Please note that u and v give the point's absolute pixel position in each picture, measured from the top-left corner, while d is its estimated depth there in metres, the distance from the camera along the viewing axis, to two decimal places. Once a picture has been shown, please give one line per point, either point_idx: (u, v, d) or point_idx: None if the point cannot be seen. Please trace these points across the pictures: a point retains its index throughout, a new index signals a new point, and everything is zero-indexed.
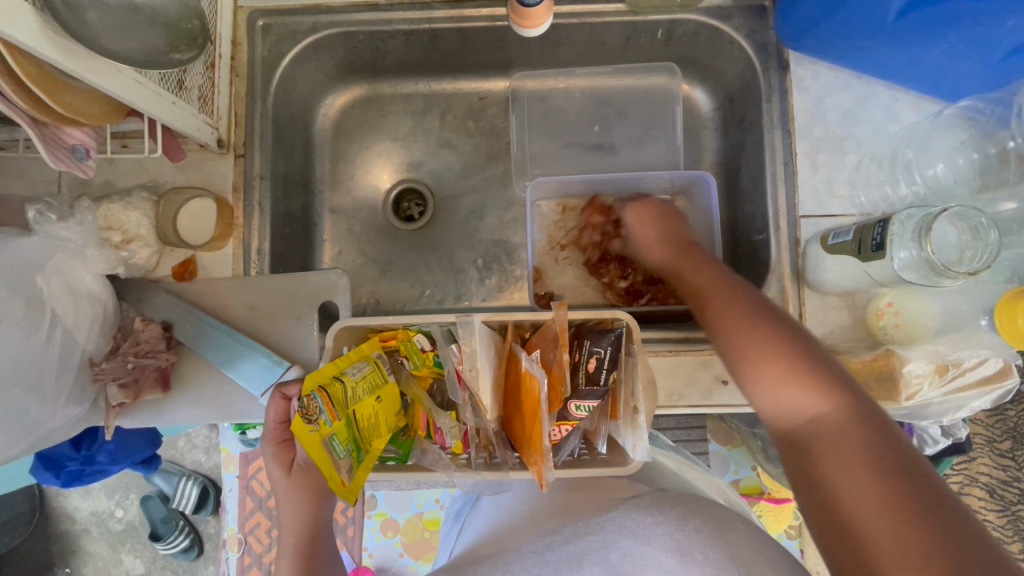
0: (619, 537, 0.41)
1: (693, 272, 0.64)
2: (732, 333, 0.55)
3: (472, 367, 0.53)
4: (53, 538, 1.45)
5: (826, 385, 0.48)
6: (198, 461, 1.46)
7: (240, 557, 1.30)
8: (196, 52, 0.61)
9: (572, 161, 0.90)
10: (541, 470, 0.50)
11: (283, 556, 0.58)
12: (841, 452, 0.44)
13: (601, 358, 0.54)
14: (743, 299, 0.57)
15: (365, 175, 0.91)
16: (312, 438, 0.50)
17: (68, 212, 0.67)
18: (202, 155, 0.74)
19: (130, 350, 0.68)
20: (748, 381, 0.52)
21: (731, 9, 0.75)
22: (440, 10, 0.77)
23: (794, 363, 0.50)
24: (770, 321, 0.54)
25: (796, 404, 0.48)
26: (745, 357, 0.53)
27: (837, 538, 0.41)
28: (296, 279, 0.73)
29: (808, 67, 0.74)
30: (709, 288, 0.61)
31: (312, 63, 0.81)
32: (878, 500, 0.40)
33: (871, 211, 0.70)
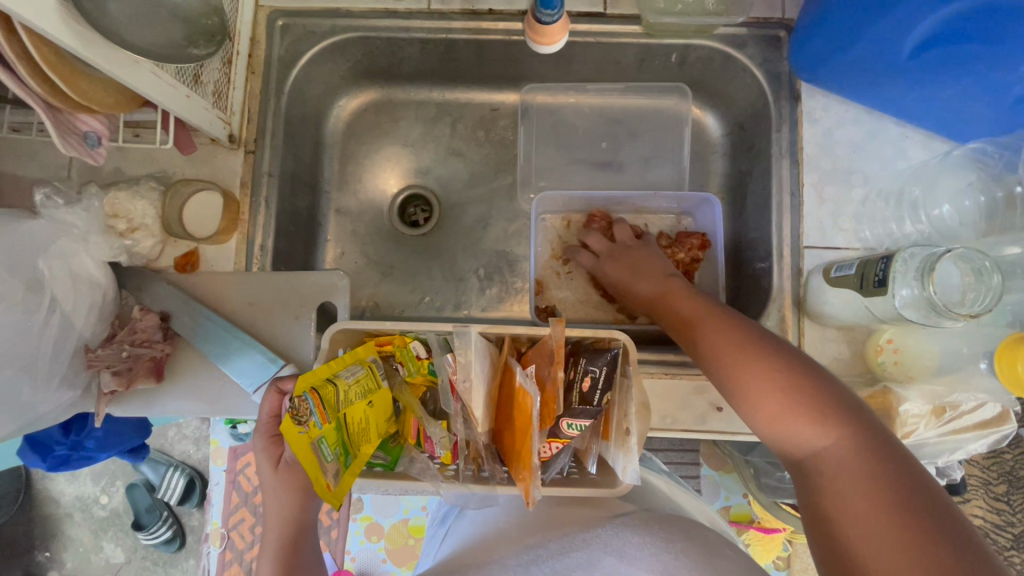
0: (605, 556, 0.41)
1: (688, 306, 0.64)
2: (721, 355, 0.56)
3: (466, 378, 0.52)
4: (35, 521, 1.44)
5: (831, 411, 0.48)
6: (186, 452, 1.46)
7: (222, 552, 1.29)
8: (215, 48, 0.61)
9: (579, 176, 0.90)
10: (528, 487, 0.49)
11: (265, 555, 0.58)
12: (847, 482, 0.44)
13: (595, 378, 0.52)
14: (745, 334, 0.56)
15: (374, 179, 0.92)
16: (299, 441, 0.50)
17: (76, 197, 0.67)
18: (213, 149, 0.74)
19: (126, 339, 0.68)
20: (754, 414, 0.52)
21: (746, 36, 0.76)
22: (458, 21, 0.77)
23: (779, 381, 0.51)
24: (778, 353, 0.53)
25: (788, 424, 0.49)
26: (746, 389, 0.52)
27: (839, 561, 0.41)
28: (298, 276, 0.73)
29: (819, 99, 0.74)
30: (716, 329, 0.58)
31: (328, 65, 0.82)
32: (880, 521, 0.40)
33: (874, 246, 0.71)
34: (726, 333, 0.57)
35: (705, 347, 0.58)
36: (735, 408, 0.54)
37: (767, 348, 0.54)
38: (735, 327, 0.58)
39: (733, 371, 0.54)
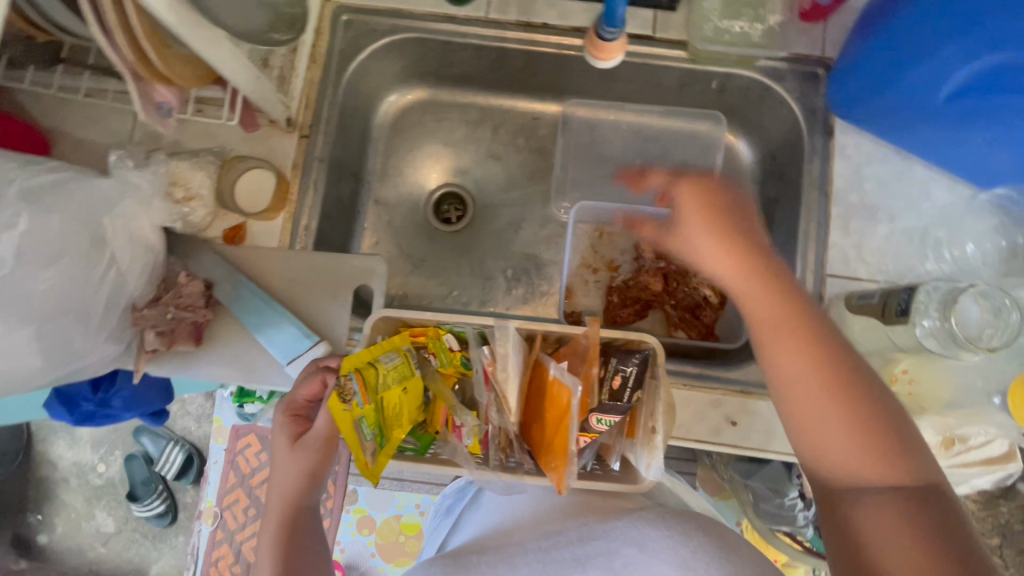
0: (622, 547, 0.44)
1: (752, 280, 0.54)
2: (778, 355, 0.51)
3: (504, 369, 0.56)
4: (31, 483, 1.45)
5: (900, 448, 0.46)
6: (187, 428, 1.48)
7: (214, 531, 1.34)
8: (293, 35, 0.64)
9: (611, 190, 0.93)
10: (562, 476, 0.51)
11: (264, 538, 0.55)
12: (896, 519, 0.43)
13: (626, 377, 0.54)
14: (808, 334, 0.50)
15: (414, 174, 0.95)
16: (343, 417, 0.53)
17: (144, 161, 0.71)
18: (270, 130, 0.77)
19: (172, 301, 0.70)
20: (802, 425, 0.49)
21: (785, 71, 0.79)
22: (513, 31, 0.81)
23: (849, 403, 0.47)
24: (839, 364, 0.49)
25: (836, 445, 0.47)
26: (800, 402, 0.49)
27: None
28: (338, 258, 0.76)
29: (851, 136, 0.77)
30: (777, 322, 0.52)
31: (384, 62, 0.86)
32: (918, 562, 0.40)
33: (896, 280, 0.73)
34: (794, 330, 0.51)
35: (765, 335, 0.52)
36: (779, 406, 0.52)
37: (838, 360, 0.49)
38: (790, 315, 0.52)
39: (796, 374, 0.49)
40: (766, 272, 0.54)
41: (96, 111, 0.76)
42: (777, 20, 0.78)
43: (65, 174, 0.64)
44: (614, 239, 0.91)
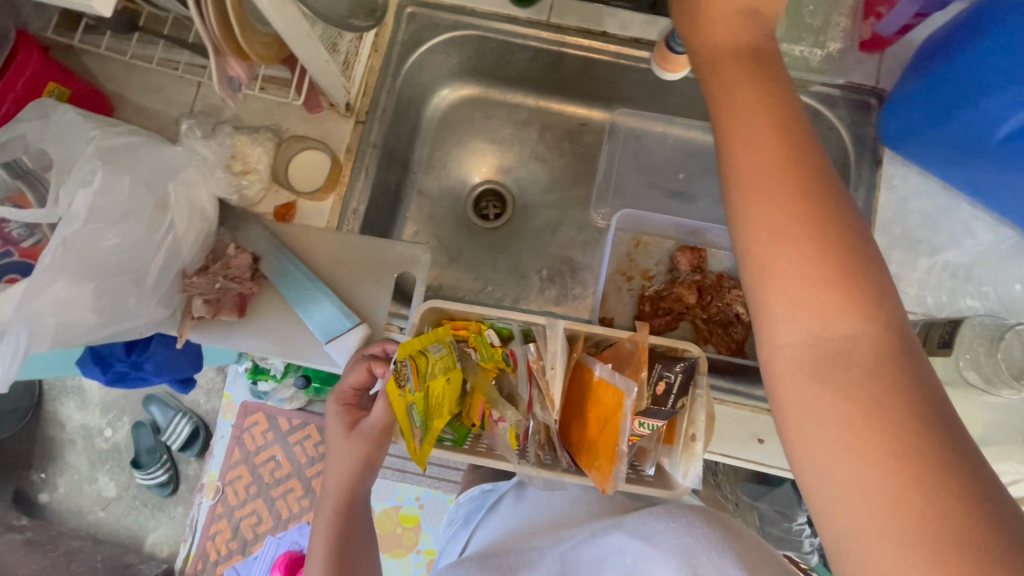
0: (630, 540, 0.48)
1: (752, 115, 0.40)
2: (763, 208, 0.37)
3: (552, 365, 0.57)
4: (39, 440, 1.47)
5: (862, 291, 0.35)
6: (196, 401, 1.48)
7: (214, 505, 1.36)
8: (371, 22, 0.68)
9: (650, 200, 0.95)
10: (607, 476, 0.53)
11: (322, 513, 0.60)
12: (841, 371, 0.33)
13: (670, 384, 0.55)
14: (795, 163, 0.38)
15: (457, 169, 0.97)
16: (397, 402, 0.55)
17: (210, 132, 0.72)
18: (327, 113, 0.78)
19: (220, 271, 0.71)
20: (770, 284, 0.36)
21: (838, 97, 0.80)
22: (572, 36, 0.82)
23: (810, 241, 0.36)
24: (822, 198, 0.37)
25: (813, 308, 0.35)
26: (765, 252, 0.37)
27: (874, 495, 0.30)
28: (384, 244, 0.77)
29: (900, 167, 0.78)
30: (762, 145, 0.39)
31: (442, 56, 0.87)
32: (872, 418, 0.31)
33: (934, 313, 0.73)
34: (770, 160, 0.38)
35: (744, 180, 0.38)
36: (749, 267, 0.38)
37: (809, 190, 0.37)
38: (785, 140, 0.39)
39: (761, 219, 0.37)
40: (777, 110, 0.40)
41: (158, 79, 0.77)
42: (836, 47, 0.79)
43: (136, 139, 0.65)
44: (650, 249, 0.92)
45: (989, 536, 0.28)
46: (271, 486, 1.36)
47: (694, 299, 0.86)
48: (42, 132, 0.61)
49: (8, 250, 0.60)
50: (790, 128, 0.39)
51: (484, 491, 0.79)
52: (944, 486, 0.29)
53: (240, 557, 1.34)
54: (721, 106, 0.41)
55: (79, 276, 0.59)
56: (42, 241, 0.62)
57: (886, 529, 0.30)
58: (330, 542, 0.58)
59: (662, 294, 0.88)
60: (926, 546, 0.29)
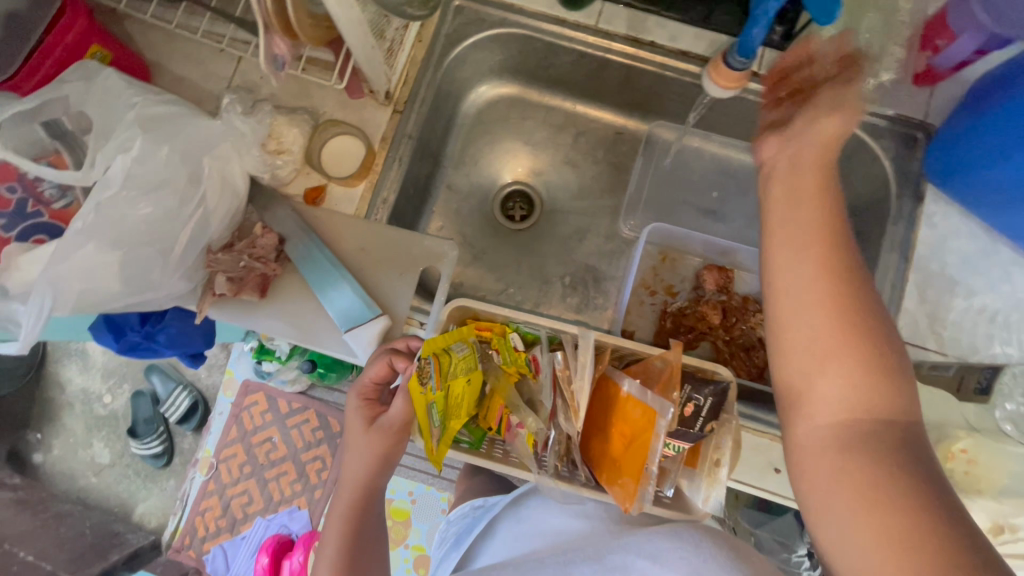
0: (637, 559, 0.43)
1: (802, 213, 0.49)
2: (796, 290, 0.46)
3: (581, 378, 0.56)
4: (39, 400, 1.47)
5: (875, 373, 0.43)
6: (197, 375, 1.47)
7: (206, 481, 1.35)
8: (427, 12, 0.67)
9: (680, 216, 0.94)
10: (630, 495, 0.52)
11: (335, 509, 0.59)
12: (857, 450, 0.40)
13: (698, 406, 0.54)
14: (832, 246, 0.47)
15: (489, 167, 0.96)
16: (418, 400, 0.53)
17: (250, 108, 0.72)
18: (366, 100, 0.77)
19: (245, 250, 0.70)
20: (781, 353, 0.47)
21: (884, 128, 0.78)
22: (619, 43, 0.81)
23: (831, 325, 0.44)
24: (844, 283, 0.45)
25: (828, 381, 0.43)
26: (785, 327, 0.47)
27: (880, 571, 0.36)
28: (411, 237, 0.76)
29: (941, 205, 0.76)
30: (800, 237, 0.48)
31: (485, 52, 0.86)
32: (908, 522, 0.35)
33: (965, 357, 0.72)
34: (811, 251, 0.47)
35: (776, 266, 0.48)
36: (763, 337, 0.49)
37: (841, 283, 0.45)
38: (817, 231, 0.48)
39: (784, 300, 0.47)
40: (829, 212, 0.49)
41: (198, 51, 0.76)
42: (889, 77, 0.77)
43: (175, 110, 0.64)
44: (677, 265, 0.91)
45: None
46: (264, 467, 1.34)
47: (717, 319, 0.84)
48: (83, 94, 0.60)
49: (39, 210, 0.60)
50: (832, 216, 0.48)
51: (476, 508, 0.78)
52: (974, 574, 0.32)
53: (228, 536, 1.33)
54: (768, 202, 0.52)
55: (107, 242, 0.58)
56: (72, 204, 0.62)
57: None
58: (341, 541, 0.57)
59: (687, 311, 0.86)
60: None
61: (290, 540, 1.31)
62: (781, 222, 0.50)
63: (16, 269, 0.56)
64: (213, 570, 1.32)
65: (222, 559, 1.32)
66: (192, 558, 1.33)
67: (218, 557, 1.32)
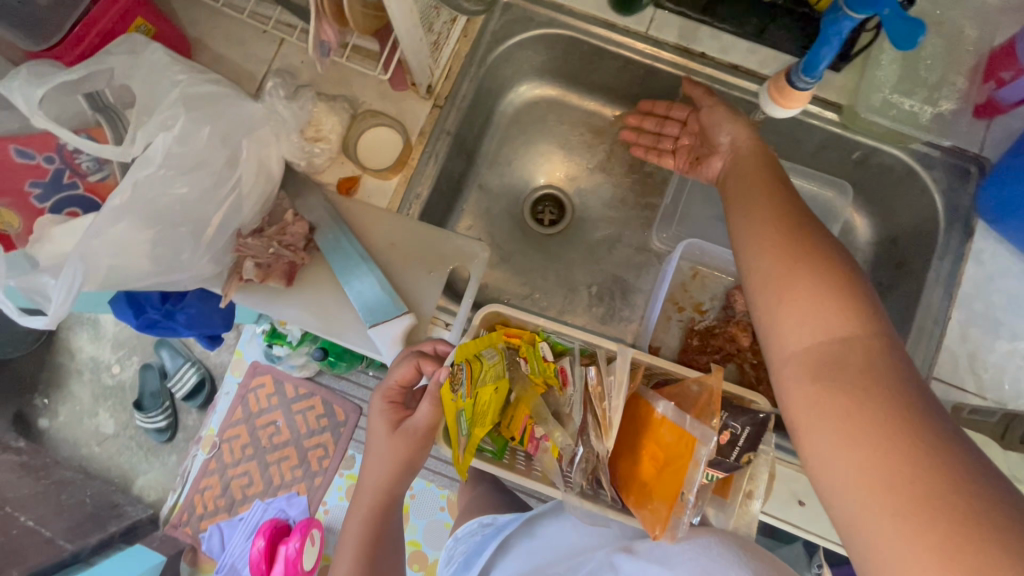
0: (648, 566, 0.48)
1: (762, 191, 0.59)
2: (769, 241, 0.53)
3: (617, 397, 0.54)
4: (49, 365, 1.47)
5: (854, 305, 0.46)
6: (206, 353, 1.46)
7: (208, 460, 1.34)
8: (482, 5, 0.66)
9: (714, 233, 0.91)
10: (660, 521, 0.50)
11: (356, 511, 0.62)
12: (845, 374, 0.42)
13: (735, 435, 0.53)
14: (793, 223, 0.53)
15: (522, 168, 0.94)
16: (447, 406, 0.52)
17: (293, 92, 0.71)
18: (407, 93, 0.76)
19: (275, 236, 0.68)
20: (775, 300, 0.49)
21: (937, 159, 0.76)
22: (668, 53, 0.79)
23: (815, 272, 0.48)
24: (816, 240, 0.51)
25: (814, 317, 0.46)
26: (770, 275, 0.51)
27: (870, 481, 0.37)
28: (442, 235, 0.74)
29: (992, 243, 0.73)
30: (756, 203, 0.58)
31: (529, 52, 0.84)
32: (894, 434, 0.37)
33: (1004, 402, 0.70)
34: (768, 213, 0.56)
35: (755, 227, 0.55)
36: (751, 286, 0.52)
37: (809, 238, 0.51)
38: (771, 199, 0.58)
39: (771, 253, 0.52)
40: (777, 186, 0.59)
41: (241, 31, 0.75)
42: (948, 107, 0.74)
43: (219, 90, 0.63)
44: (707, 282, 0.89)
45: (989, 517, 0.32)
46: (267, 450, 1.33)
47: (749, 342, 0.81)
48: (129, 68, 0.59)
49: (74, 181, 0.59)
50: (786, 202, 0.57)
51: (484, 525, 0.76)
52: (958, 481, 0.34)
53: (225, 516, 1.32)
54: (730, 191, 0.64)
55: (143, 219, 0.58)
56: (108, 177, 0.61)
57: (869, 489, 0.37)
58: (362, 542, 0.61)
59: (718, 334, 0.84)
60: (916, 516, 0.34)
61: (288, 526, 1.28)
62: (749, 212, 0.58)
63: (49, 241, 0.56)
64: (207, 549, 1.31)
65: (218, 539, 1.31)
66: (189, 535, 1.33)
67: (214, 535, 1.31)
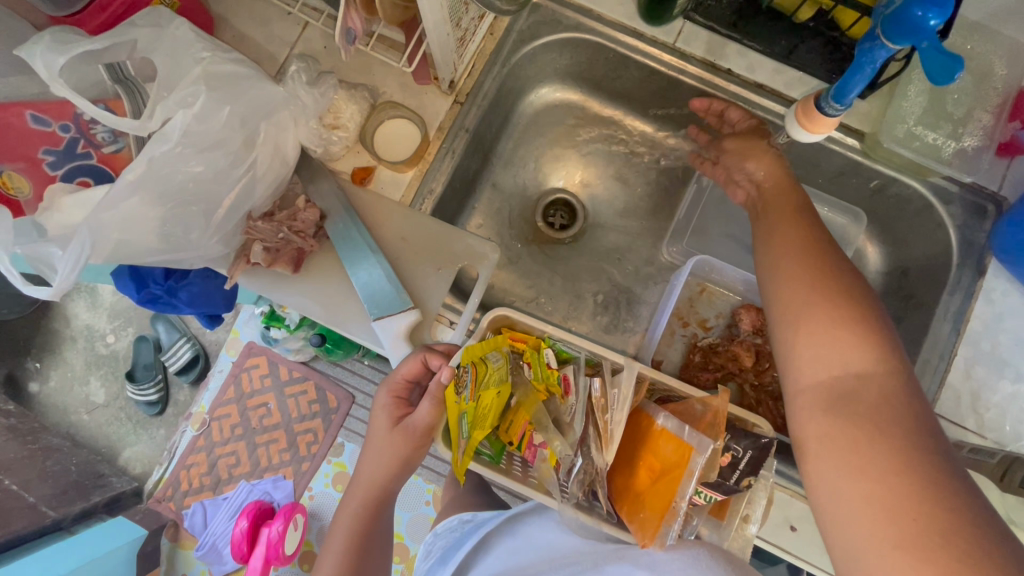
0: (633, 569, 0.49)
1: (790, 223, 0.61)
2: (796, 272, 0.54)
3: (618, 414, 0.54)
4: (43, 330, 1.46)
5: (876, 345, 0.46)
6: (202, 329, 1.44)
7: (197, 437, 1.34)
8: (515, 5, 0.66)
9: (725, 250, 0.91)
10: (652, 531, 0.50)
11: (349, 501, 0.62)
12: (858, 410, 0.43)
13: (736, 458, 0.53)
14: (822, 258, 0.54)
15: (537, 171, 0.94)
16: (452, 407, 0.53)
17: (315, 79, 0.69)
18: (428, 86, 0.75)
19: (285, 222, 0.67)
20: (796, 330, 0.50)
21: (955, 194, 0.75)
22: (695, 66, 0.78)
23: (840, 306, 0.49)
24: (846, 276, 0.52)
25: (835, 350, 0.47)
26: (794, 306, 0.51)
27: (871, 513, 0.38)
28: (454, 233, 0.73)
29: (1004, 283, 0.73)
30: (788, 234, 0.59)
31: (554, 54, 0.83)
32: (898, 470, 0.39)
33: (1003, 443, 0.69)
34: (798, 247, 0.57)
35: (784, 258, 0.56)
36: (775, 315, 0.53)
37: (837, 273, 0.52)
38: (803, 233, 0.59)
39: (797, 285, 0.52)
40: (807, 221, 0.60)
41: (266, 11, 0.74)
42: (972, 143, 0.73)
43: (243, 71, 0.62)
44: (714, 299, 0.88)
45: (981, 555, 0.34)
46: (256, 432, 1.33)
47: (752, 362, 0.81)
48: (152, 41, 0.58)
49: (88, 151, 0.59)
50: (815, 238, 0.58)
51: (464, 521, 0.75)
52: (954, 521, 0.36)
53: (210, 494, 1.32)
54: (760, 220, 0.65)
55: (154, 197, 0.57)
56: (123, 150, 0.60)
57: (871, 520, 0.38)
58: (352, 532, 0.61)
59: (720, 352, 0.84)
60: (908, 548, 0.36)
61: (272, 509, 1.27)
62: (777, 243, 0.59)
63: (59, 210, 0.55)
64: (190, 526, 1.30)
65: (201, 516, 1.30)
66: (171, 510, 1.33)
67: (197, 513, 1.30)
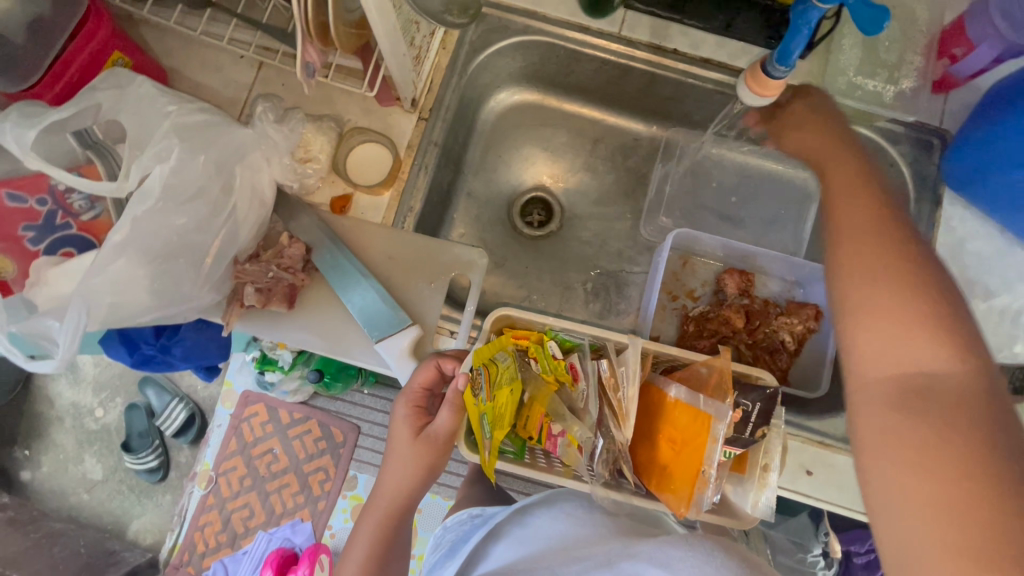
0: (648, 567, 0.45)
1: (847, 190, 0.55)
2: (855, 248, 0.49)
3: (625, 394, 0.55)
4: (27, 415, 1.42)
5: (953, 333, 0.41)
6: (193, 386, 1.42)
7: (205, 495, 1.30)
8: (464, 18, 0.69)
9: (699, 221, 0.94)
10: (683, 500, 0.52)
11: (372, 513, 0.62)
12: (929, 404, 0.38)
13: (747, 412, 0.56)
14: (892, 234, 0.48)
15: (508, 174, 0.96)
16: (471, 409, 0.55)
17: (282, 116, 0.71)
18: (391, 107, 0.76)
19: (272, 260, 0.68)
20: (863, 312, 0.45)
21: (902, 134, 0.80)
22: (643, 50, 0.81)
23: (912, 285, 0.44)
24: (917, 249, 0.46)
25: (904, 335, 0.42)
26: (857, 285, 0.46)
27: (934, 518, 0.34)
28: (440, 245, 0.74)
29: (959, 209, 0.78)
30: (843, 202, 0.53)
31: (506, 59, 0.85)
32: (967, 471, 0.34)
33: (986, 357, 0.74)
34: (864, 215, 0.51)
35: (843, 229, 0.51)
36: (837, 293, 0.48)
37: (906, 247, 0.47)
38: (850, 192, 0.54)
39: (860, 259, 0.47)
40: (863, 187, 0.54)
41: (218, 57, 0.75)
42: (909, 85, 0.78)
43: (211, 118, 0.63)
44: (697, 269, 0.91)
45: None
46: (266, 479, 1.31)
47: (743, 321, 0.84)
48: (117, 102, 0.59)
49: (68, 221, 0.59)
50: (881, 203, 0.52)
51: (473, 516, 0.76)
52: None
53: (228, 550, 1.29)
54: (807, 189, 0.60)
55: (142, 256, 0.57)
56: (101, 215, 0.60)
57: (933, 526, 0.34)
58: (374, 547, 0.61)
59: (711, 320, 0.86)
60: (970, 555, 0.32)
61: (295, 554, 1.26)
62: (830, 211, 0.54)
63: (45, 284, 0.56)
64: None
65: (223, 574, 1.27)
66: None
67: (218, 572, 1.27)
